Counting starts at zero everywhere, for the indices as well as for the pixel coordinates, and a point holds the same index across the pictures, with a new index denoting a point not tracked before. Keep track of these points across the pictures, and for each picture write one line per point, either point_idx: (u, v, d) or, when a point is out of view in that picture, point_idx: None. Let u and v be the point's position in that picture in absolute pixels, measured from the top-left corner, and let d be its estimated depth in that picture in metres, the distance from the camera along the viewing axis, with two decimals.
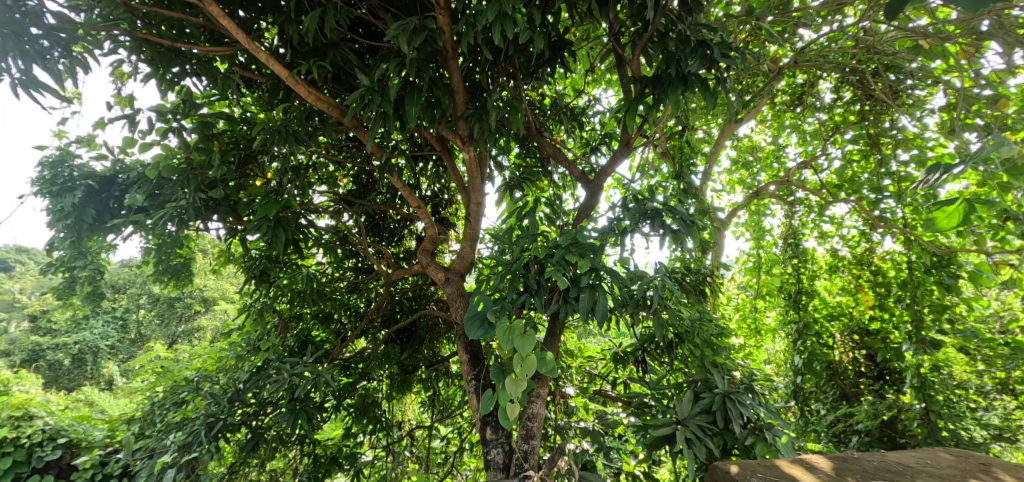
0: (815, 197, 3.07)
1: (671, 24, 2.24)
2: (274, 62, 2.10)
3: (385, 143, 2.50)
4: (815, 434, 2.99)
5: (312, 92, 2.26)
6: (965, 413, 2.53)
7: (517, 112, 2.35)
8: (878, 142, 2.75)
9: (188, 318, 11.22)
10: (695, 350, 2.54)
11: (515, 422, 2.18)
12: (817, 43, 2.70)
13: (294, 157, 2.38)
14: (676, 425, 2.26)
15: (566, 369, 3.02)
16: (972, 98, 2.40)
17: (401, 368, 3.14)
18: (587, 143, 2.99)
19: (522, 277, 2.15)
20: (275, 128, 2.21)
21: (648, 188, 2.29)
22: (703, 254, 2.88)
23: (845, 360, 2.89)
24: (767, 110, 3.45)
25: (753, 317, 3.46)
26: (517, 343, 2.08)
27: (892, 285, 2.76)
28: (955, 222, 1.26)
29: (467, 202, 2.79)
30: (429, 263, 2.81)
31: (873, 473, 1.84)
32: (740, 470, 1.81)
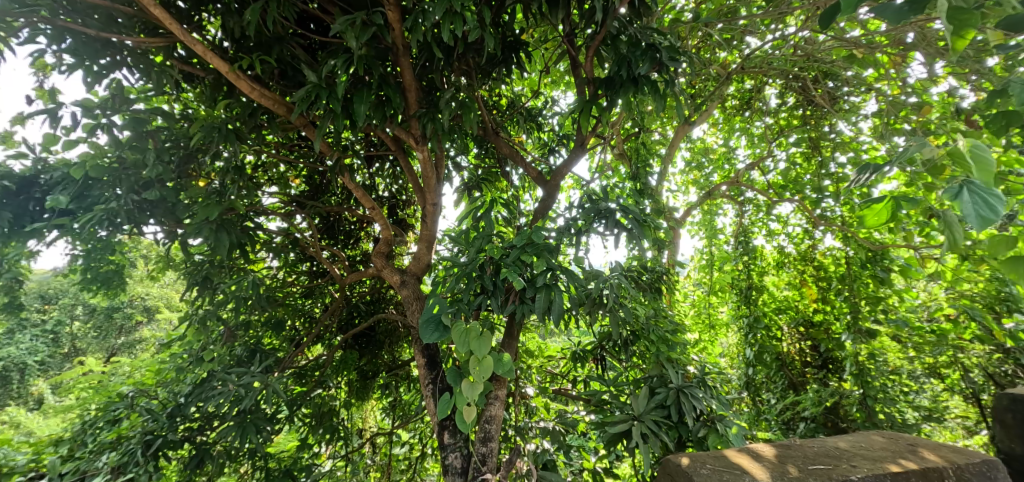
0: (763, 197, 3.19)
1: (623, 28, 2.46)
2: (212, 56, 2.08)
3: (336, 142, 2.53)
4: (766, 422, 3.07)
5: (255, 87, 2.26)
6: (898, 397, 2.70)
7: (470, 112, 2.41)
8: (819, 145, 2.89)
9: (129, 331, 10.53)
10: (651, 346, 2.66)
11: (473, 427, 2.17)
12: (763, 50, 2.84)
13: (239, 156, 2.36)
14: (633, 421, 2.39)
15: (527, 369, 3.01)
16: (899, 104, 2.58)
17: (361, 375, 3.05)
18: (545, 144, 3.01)
19: (478, 278, 2.23)
20: (213, 124, 2.21)
21: (604, 191, 2.46)
22: (659, 252, 2.97)
23: (793, 351, 3.10)
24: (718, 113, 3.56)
25: (708, 312, 3.56)
26: (474, 344, 2.12)
27: (833, 278, 2.88)
28: (885, 218, 1.48)
29: (424, 204, 2.82)
30: (385, 266, 2.81)
31: (813, 459, 1.96)
32: (690, 462, 1.90)
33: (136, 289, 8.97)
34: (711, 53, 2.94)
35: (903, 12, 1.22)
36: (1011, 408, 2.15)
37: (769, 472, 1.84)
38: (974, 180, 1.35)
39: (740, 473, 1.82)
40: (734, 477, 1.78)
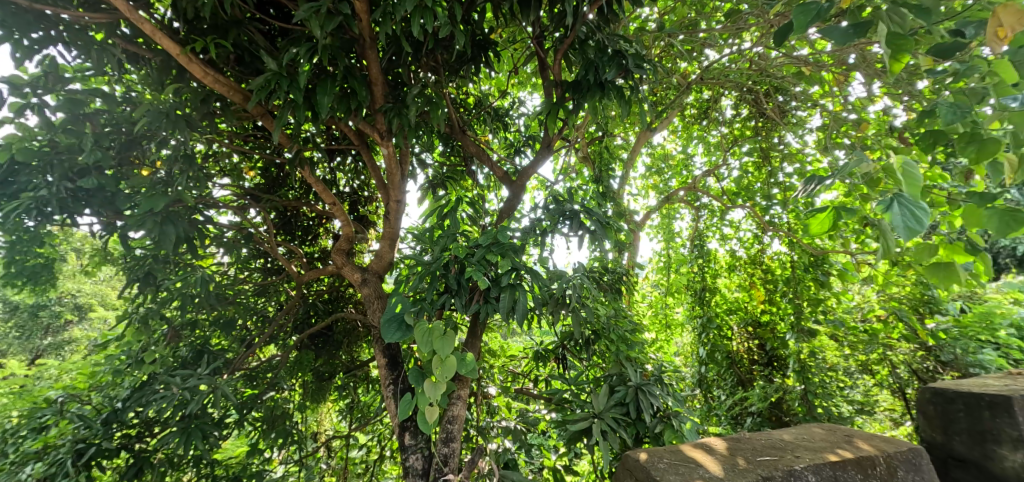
0: (717, 203, 3.35)
1: (591, 33, 2.51)
2: (161, 36, 1.98)
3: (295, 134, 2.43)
4: (716, 418, 3.24)
5: (208, 72, 2.14)
6: (834, 392, 2.90)
7: (437, 109, 2.37)
8: (768, 155, 3.08)
9: (56, 330, 9.75)
10: (611, 345, 2.72)
11: (435, 427, 2.16)
12: (720, 62, 2.97)
13: (189, 145, 2.24)
14: (593, 419, 2.44)
15: (489, 368, 3.03)
16: (840, 120, 2.79)
17: (316, 376, 2.93)
18: (511, 144, 3.03)
19: (442, 277, 2.21)
20: (160, 109, 2.08)
21: (568, 192, 2.49)
22: (620, 254, 3.07)
23: (742, 349, 3.24)
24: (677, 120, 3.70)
25: (665, 312, 3.65)
26: (437, 344, 2.09)
27: (779, 281, 3.06)
28: (826, 222, 1.66)
29: (387, 200, 2.75)
30: (345, 264, 2.72)
31: (761, 451, 2.07)
32: (648, 457, 1.96)
33: (67, 285, 8.32)
34: (673, 63, 3.06)
35: (850, 35, 1.43)
36: (932, 401, 2.28)
37: (721, 465, 1.92)
38: (902, 192, 1.54)
39: (694, 466, 1.90)
40: (689, 470, 1.86)
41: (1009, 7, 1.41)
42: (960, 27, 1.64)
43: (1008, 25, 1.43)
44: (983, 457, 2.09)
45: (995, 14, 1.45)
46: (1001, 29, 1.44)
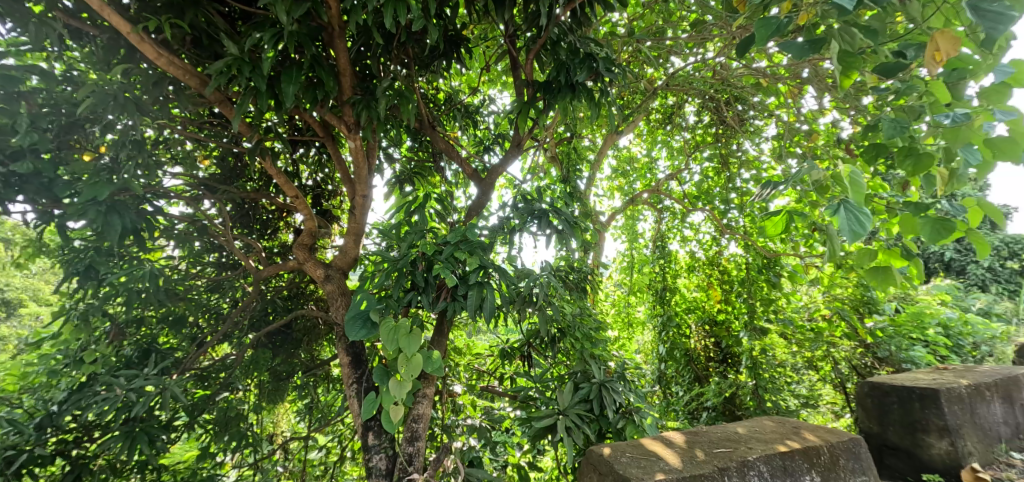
0: (679, 205, 3.48)
1: (563, 34, 2.55)
2: (110, 12, 1.87)
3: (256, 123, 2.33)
4: (674, 413, 3.38)
5: (162, 54, 2.01)
6: (782, 387, 3.07)
7: (407, 103, 2.32)
8: (727, 162, 3.23)
9: None
10: (576, 343, 2.78)
11: (400, 426, 2.14)
12: (685, 71, 3.08)
13: (138, 130, 2.10)
14: (557, 416, 2.48)
15: (454, 367, 3.02)
16: (793, 130, 2.95)
17: (273, 375, 2.84)
18: (480, 142, 3.03)
19: (408, 274, 2.17)
20: (107, 91, 1.93)
21: (538, 191, 2.51)
22: (585, 254, 3.13)
23: (699, 347, 3.41)
24: (643, 124, 3.81)
25: (627, 311, 3.76)
26: (403, 342, 2.07)
27: (734, 282, 3.22)
28: (782, 226, 1.93)
29: (352, 195, 2.68)
30: (307, 259, 2.63)
31: (717, 443, 2.16)
32: (612, 451, 2.04)
33: None
34: (641, 68, 3.14)
35: (807, 51, 1.53)
36: (870, 393, 2.65)
37: (680, 457, 2.00)
38: (849, 200, 1.65)
39: (655, 458, 1.97)
40: (649, 462, 1.93)
41: (946, 33, 1.51)
42: (902, 48, 1.70)
43: (945, 49, 1.53)
44: (913, 445, 2.45)
45: (935, 38, 1.55)
46: (938, 52, 1.53)
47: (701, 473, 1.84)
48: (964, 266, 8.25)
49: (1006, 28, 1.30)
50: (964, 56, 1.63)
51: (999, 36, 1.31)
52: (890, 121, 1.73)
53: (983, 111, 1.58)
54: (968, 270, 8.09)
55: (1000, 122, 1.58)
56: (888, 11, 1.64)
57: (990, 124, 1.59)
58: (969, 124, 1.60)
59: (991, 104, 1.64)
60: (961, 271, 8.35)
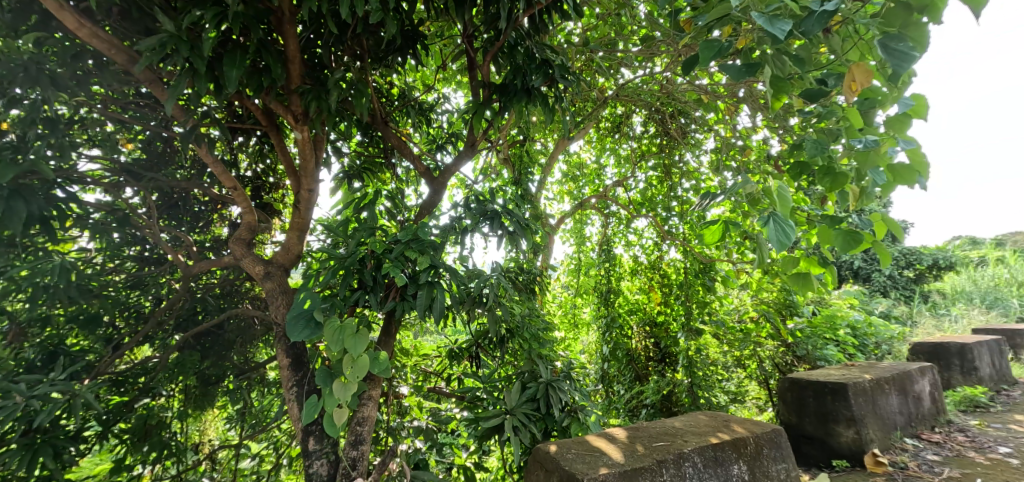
0: (624, 211, 3.63)
1: (520, 39, 2.50)
2: None
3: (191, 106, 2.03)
4: (616, 410, 3.54)
5: (83, 24, 1.74)
6: (714, 384, 3.28)
7: (361, 97, 2.19)
8: (670, 172, 3.43)
9: None
10: (525, 343, 2.78)
11: (344, 430, 1.93)
12: (633, 82, 3.17)
13: (51, 105, 1.87)
14: (505, 415, 2.50)
15: (401, 367, 2.93)
16: (730, 145, 3.16)
17: (201, 380, 2.60)
18: (433, 140, 2.99)
19: (357, 273, 1.94)
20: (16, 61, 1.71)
21: (490, 193, 2.48)
22: (535, 255, 3.17)
23: (640, 347, 3.61)
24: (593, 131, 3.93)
25: (573, 312, 3.87)
26: (349, 342, 1.88)
27: (673, 285, 3.43)
28: (716, 238, 2.01)
29: (296, 188, 2.33)
30: (245, 254, 2.28)
31: (656, 437, 2.21)
32: (558, 448, 2.07)
33: None
34: (593, 77, 3.24)
35: (743, 74, 1.61)
36: (790, 388, 2.91)
37: (622, 451, 2.04)
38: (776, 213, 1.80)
39: (599, 454, 2.01)
40: (593, 457, 1.96)
41: (861, 66, 1.59)
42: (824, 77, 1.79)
43: (860, 80, 1.61)
44: (826, 434, 2.71)
45: (852, 69, 1.63)
46: (853, 83, 1.62)
47: (643, 466, 1.89)
48: (870, 274, 9.21)
49: (911, 67, 1.36)
50: (875, 87, 1.76)
51: (904, 75, 1.38)
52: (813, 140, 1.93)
53: (889, 139, 1.74)
54: (873, 277, 9.03)
55: (902, 149, 1.75)
56: (813, 41, 1.74)
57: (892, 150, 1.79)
58: (876, 149, 1.74)
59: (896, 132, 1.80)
60: (866, 279, 9.23)
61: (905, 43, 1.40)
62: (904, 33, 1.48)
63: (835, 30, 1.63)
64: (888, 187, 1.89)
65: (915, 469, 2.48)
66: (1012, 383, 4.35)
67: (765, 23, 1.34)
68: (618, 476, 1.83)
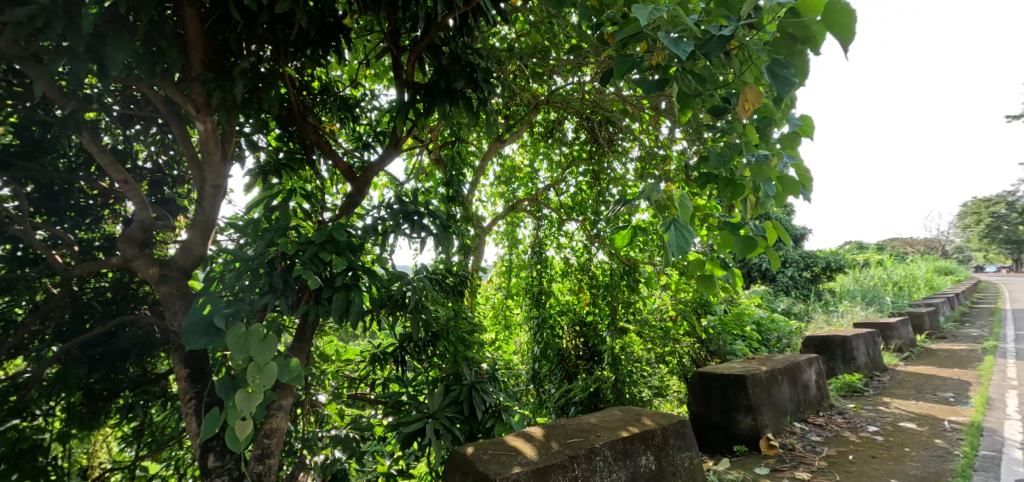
0: (556, 214, 3.71)
1: (448, 39, 2.42)
2: None
3: (70, 86, 1.72)
4: (546, 409, 3.58)
5: None
6: (639, 379, 3.40)
7: (272, 90, 1.96)
8: (598, 178, 3.56)
9: None
10: (450, 346, 2.69)
11: (248, 445, 1.57)
12: (565, 89, 3.31)
13: None
14: (427, 419, 2.42)
15: (320, 373, 2.72)
16: (652, 155, 3.30)
17: (88, 395, 2.05)
18: (360, 137, 2.86)
19: (266, 275, 1.78)
20: None
21: (412, 194, 2.38)
22: (465, 257, 3.13)
23: (570, 346, 3.71)
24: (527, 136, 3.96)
25: (504, 314, 3.87)
26: (254, 350, 1.55)
27: (600, 286, 3.51)
28: (626, 242, 2.11)
29: (199, 183, 2.00)
30: (140, 256, 1.89)
31: (571, 433, 2.20)
32: (474, 450, 2.03)
33: None
34: (526, 82, 3.27)
35: (654, 89, 1.72)
36: (696, 382, 3.08)
37: (537, 448, 2.04)
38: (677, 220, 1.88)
39: (515, 454, 1.99)
40: (509, 458, 1.94)
41: (752, 88, 1.70)
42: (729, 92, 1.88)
43: (751, 101, 1.73)
44: (727, 422, 2.92)
45: (744, 90, 1.74)
46: (746, 103, 1.74)
47: (554, 463, 1.90)
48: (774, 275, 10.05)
49: (791, 92, 1.48)
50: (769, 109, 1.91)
51: (784, 99, 1.49)
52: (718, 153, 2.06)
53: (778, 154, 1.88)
54: (777, 278, 9.87)
55: (787, 164, 1.91)
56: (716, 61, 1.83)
57: (780, 164, 1.95)
58: (767, 164, 1.88)
59: (784, 149, 1.96)
60: (770, 278, 9.97)
61: (788, 70, 1.51)
62: (791, 62, 1.60)
63: (735, 54, 1.73)
64: (779, 198, 2.04)
65: (801, 449, 2.82)
66: (881, 369, 4.91)
67: (670, 43, 1.43)
68: (530, 475, 1.83)
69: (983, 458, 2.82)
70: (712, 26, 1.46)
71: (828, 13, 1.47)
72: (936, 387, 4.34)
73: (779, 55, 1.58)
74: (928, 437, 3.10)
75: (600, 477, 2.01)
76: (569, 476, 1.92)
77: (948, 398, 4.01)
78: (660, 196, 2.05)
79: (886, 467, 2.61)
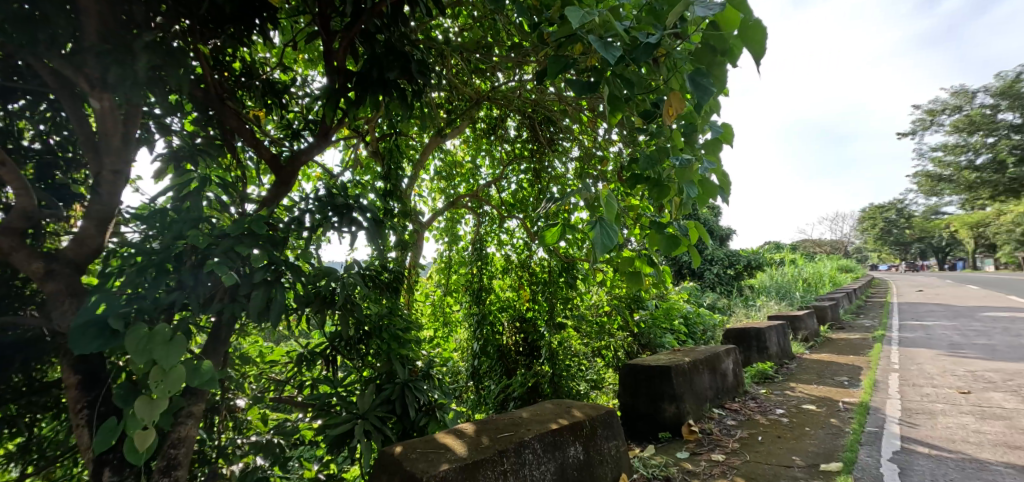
0: (496, 211, 3.70)
1: (382, 27, 2.28)
2: None
3: None
4: (485, 406, 3.53)
5: None
6: (576, 373, 3.53)
7: (181, 67, 1.77)
8: (539, 177, 3.58)
9: None
10: (384, 344, 2.57)
11: (151, 456, 1.45)
12: (507, 86, 3.29)
13: None
14: (357, 420, 2.33)
15: (241, 377, 2.53)
16: (590, 154, 3.34)
17: None
18: (289, 125, 2.69)
19: (173, 270, 1.65)
20: None
21: (342, 186, 2.24)
22: (403, 254, 3.04)
23: (510, 342, 3.66)
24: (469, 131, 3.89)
25: (444, 311, 3.74)
26: (157, 352, 1.40)
27: (539, 282, 3.54)
28: (556, 239, 2.16)
29: (96, 168, 1.78)
30: (20, 249, 1.63)
31: (502, 428, 2.18)
32: (403, 449, 1.96)
33: None
34: (468, 77, 3.21)
35: (586, 91, 1.73)
36: (626, 373, 3.16)
37: (468, 444, 2.00)
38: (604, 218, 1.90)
39: (444, 451, 1.95)
40: (438, 455, 1.89)
41: (677, 94, 1.77)
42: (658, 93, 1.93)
43: (676, 107, 1.80)
44: (653, 411, 3.01)
45: (670, 96, 1.80)
46: (670, 108, 1.80)
47: (483, 459, 1.87)
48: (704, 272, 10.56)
49: (709, 99, 1.57)
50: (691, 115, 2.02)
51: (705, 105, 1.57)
52: (646, 155, 2.12)
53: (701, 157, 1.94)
54: (706, 275, 10.37)
55: (708, 168, 1.99)
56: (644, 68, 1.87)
57: (701, 169, 2.03)
58: (691, 167, 1.94)
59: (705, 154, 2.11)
60: (699, 275, 10.45)
61: (708, 79, 1.60)
62: (710, 71, 1.70)
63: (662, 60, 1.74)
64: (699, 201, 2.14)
65: (717, 433, 3.00)
66: (790, 357, 5.28)
67: (600, 47, 1.45)
68: (460, 471, 1.79)
69: (868, 434, 3.13)
70: (640, 33, 1.48)
71: (744, 28, 1.59)
72: (834, 372, 4.75)
73: (701, 65, 1.67)
74: (824, 416, 3.40)
75: (529, 470, 2.01)
76: (497, 470, 1.90)
77: (842, 381, 4.41)
78: (590, 195, 2.07)
79: (789, 445, 2.86)
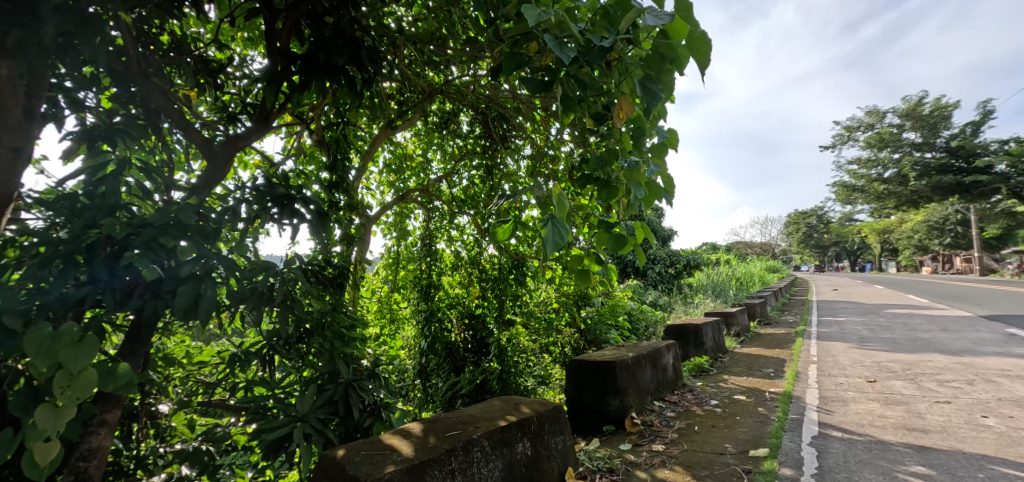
0: (446, 206, 3.62)
1: (332, 9, 2.15)
2: None
3: None
4: (433, 404, 3.42)
5: None
6: (524, 369, 3.51)
7: (96, 37, 1.58)
8: (492, 172, 3.53)
9: None
10: (326, 343, 2.41)
11: (52, 471, 1.28)
12: (461, 79, 3.21)
13: None
14: (296, 423, 2.17)
15: (166, 379, 2.31)
16: (542, 151, 3.33)
17: None
18: (225, 107, 2.49)
19: (84, 263, 1.46)
20: None
21: (283, 176, 2.10)
22: (348, 248, 2.90)
23: (460, 340, 3.58)
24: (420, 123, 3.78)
25: (390, 308, 3.62)
26: (66, 355, 1.24)
27: (489, 279, 3.51)
28: (506, 237, 2.14)
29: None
30: None
31: (450, 426, 2.13)
32: (345, 452, 1.86)
33: None
34: (421, 68, 3.11)
35: (540, 90, 1.71)
36: (574, 369, 3.17)
37: (415, 445, 1.93)
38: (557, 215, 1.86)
39: (389, 452, 1.86)
40: (383, 457, 1.81)
41: (627, 97, 1.78)
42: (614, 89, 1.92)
43: (626, 110, 1.80)
44: (599, 406, 3.05)
45: (620, 99, 1.80)
46: (621, 112, 1.80)
47: (430, 459, 1.81)
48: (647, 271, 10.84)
49: (657, 105, 1.63)
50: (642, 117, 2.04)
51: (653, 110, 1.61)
52: (597, 156, 2.12)
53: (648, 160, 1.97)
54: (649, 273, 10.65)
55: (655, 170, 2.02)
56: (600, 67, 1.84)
57: (649, 170, 2.05)
58: (637, 169, 1.96)
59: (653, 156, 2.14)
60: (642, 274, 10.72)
61: (657, 85, 1.65)
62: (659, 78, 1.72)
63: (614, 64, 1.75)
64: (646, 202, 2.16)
65: (658, 425, 3.07)
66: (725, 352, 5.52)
67: (556, 47, 1.43)
68: (405, 473, 1.72)
69: (792, 420, 3.32)
70: (593, 36, 1.50)
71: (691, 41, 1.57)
72: (762, 365, 5.02)
73: (650, 72, 1.69)
74: (755, 405, 3.58)
75: (477, 468, 1.96)
76: (445, 470, 1.84)
77: (768, 372, 4.67)
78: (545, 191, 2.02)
79: (722, 433, 2.97)
